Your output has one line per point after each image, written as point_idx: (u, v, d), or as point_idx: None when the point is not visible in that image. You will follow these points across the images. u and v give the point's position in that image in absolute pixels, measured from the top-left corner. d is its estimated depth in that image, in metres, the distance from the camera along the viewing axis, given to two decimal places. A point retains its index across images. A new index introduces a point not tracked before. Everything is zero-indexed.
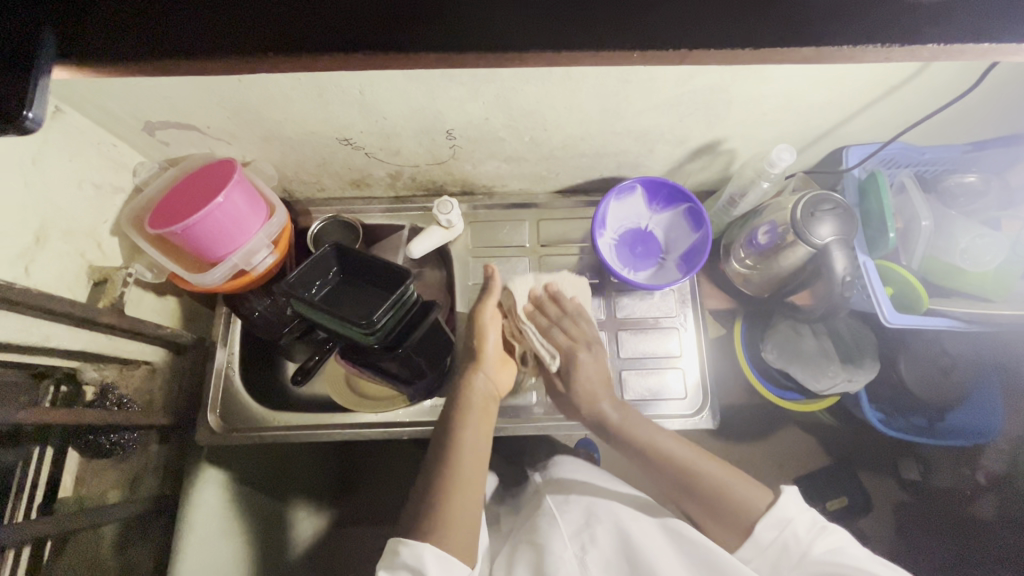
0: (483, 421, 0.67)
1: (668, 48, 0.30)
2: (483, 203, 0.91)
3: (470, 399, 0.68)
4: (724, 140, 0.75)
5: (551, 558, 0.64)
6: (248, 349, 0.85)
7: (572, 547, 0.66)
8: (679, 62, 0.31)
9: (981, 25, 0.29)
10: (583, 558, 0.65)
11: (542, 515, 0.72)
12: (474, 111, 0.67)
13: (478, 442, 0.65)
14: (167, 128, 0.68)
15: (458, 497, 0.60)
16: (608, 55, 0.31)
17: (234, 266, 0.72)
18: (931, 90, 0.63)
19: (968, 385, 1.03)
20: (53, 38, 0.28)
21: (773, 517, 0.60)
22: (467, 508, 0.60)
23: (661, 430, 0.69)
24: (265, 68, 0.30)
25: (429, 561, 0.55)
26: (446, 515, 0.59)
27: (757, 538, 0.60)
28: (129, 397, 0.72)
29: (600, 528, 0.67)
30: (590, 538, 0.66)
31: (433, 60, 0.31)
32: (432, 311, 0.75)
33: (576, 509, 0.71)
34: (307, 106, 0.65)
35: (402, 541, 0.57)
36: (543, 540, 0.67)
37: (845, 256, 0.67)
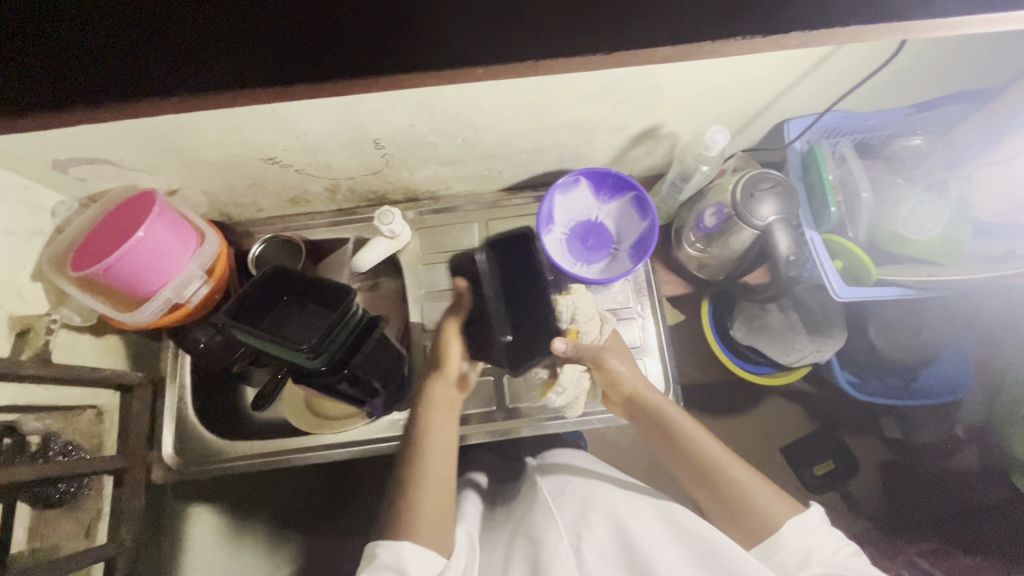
0: (445, 416, 0.72)
1: None
2: (429, 208, 0.89)
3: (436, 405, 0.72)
4: (662, 124, 0.73)
5: (546, 550, 0.62)
6: (200, 381, 0.83)
7: (568, 537, 0.64)
8: None
9: None
10: (579, 545, 0.62)
11: (540, 506, 0.71)
12: (397, 119, 0.65)
13: (441, 445, 0.69)
14: (78, 164, 0.65)
15: (435, 490, 0.65)
16: None
17: (168, 300, 0.70)
18: (861, 58, 0.62)
19: (935, 342, 1.04)
20: None
21: (801, 523, 0.61)
22: (441, 495, 0.65)
23: (724, 458, 0.68)
24: None
25: (405, 555, 0.59)
26: (420, 495, 0.65)
27: (781, 544, 0.60)
28: (74, 445, 0.69)
29: (596, 517, 0.66)
30: (585, 526, 0.65)
31: None
32: (378, 326, 0.74)
33: (572, 499, 0.70)
34: (220, 129, 0.62)
35: (376, 545, 0.62)
36: (538, 532, 0.65)
37: (788, 236, 0.66)
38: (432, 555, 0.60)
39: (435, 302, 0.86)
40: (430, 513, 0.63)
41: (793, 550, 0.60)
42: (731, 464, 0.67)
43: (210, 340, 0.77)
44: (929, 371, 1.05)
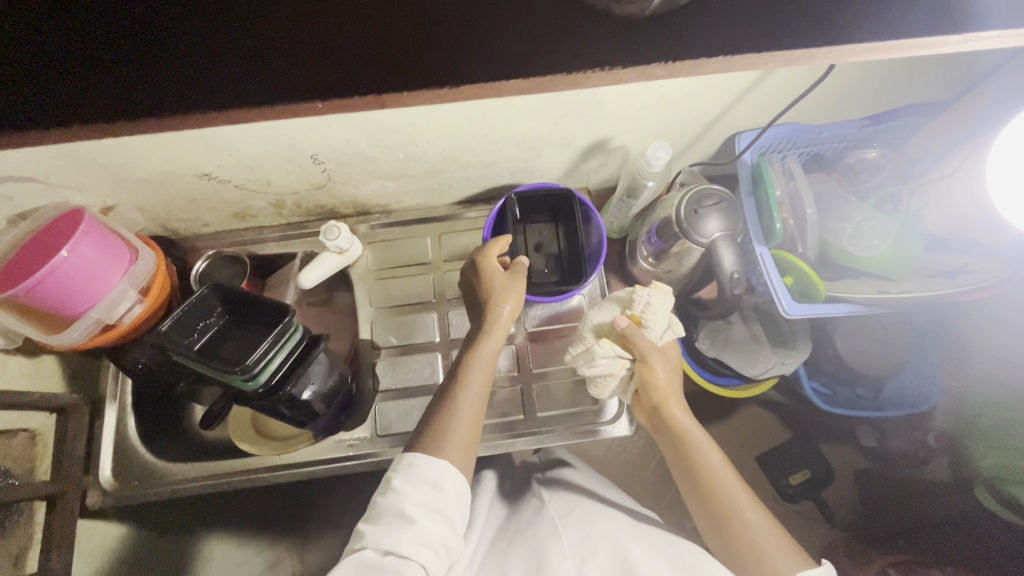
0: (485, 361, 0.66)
1: None
2: (380, 222, 0.87)
3: (484, 348, 0.67)
4: (609, 138, 0.72)
5: (549, 567, 0.61)
6: (143, 400, 0.80)
7: (571, 557, 0.62)
8: None
9: None
10: (583, 569, 0.61)
11: (544, 522, 0.68)
12: (332, 135, 0.63)
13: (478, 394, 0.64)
14: (2, 183, 0.63)
15: (462, 426, 0.61)
16: None
17: (98, 321, 0.68)
18: (801, 73, 0.60)
19: (898, 351, 1.04)
20: None
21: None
22: (468, 435, 0.61)
23: (743, 493, 0.63)
24: None
25: (445, 479, 0.56)
26: (454, 429, 0.60)
27: None
28: (3, 471, 0.66)
29: (600, 542, 0.64)
30: (589, 551, 0.63)
31: None
32: (318, 346, 0.71)
33: (579, 519, 0.68)
34: (145, 145, 0.60)
35: (416, 455, 0.58)
36: (543, 547, 0.64)
37: (733, 252, 0.65)
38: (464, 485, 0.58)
39: (388, 318, 0.84)
40: (457, 444, 0.59)
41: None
42: (745, 502, 0.62)
43: (147, 358, 0.75)
44: (895, 383, 1.04)
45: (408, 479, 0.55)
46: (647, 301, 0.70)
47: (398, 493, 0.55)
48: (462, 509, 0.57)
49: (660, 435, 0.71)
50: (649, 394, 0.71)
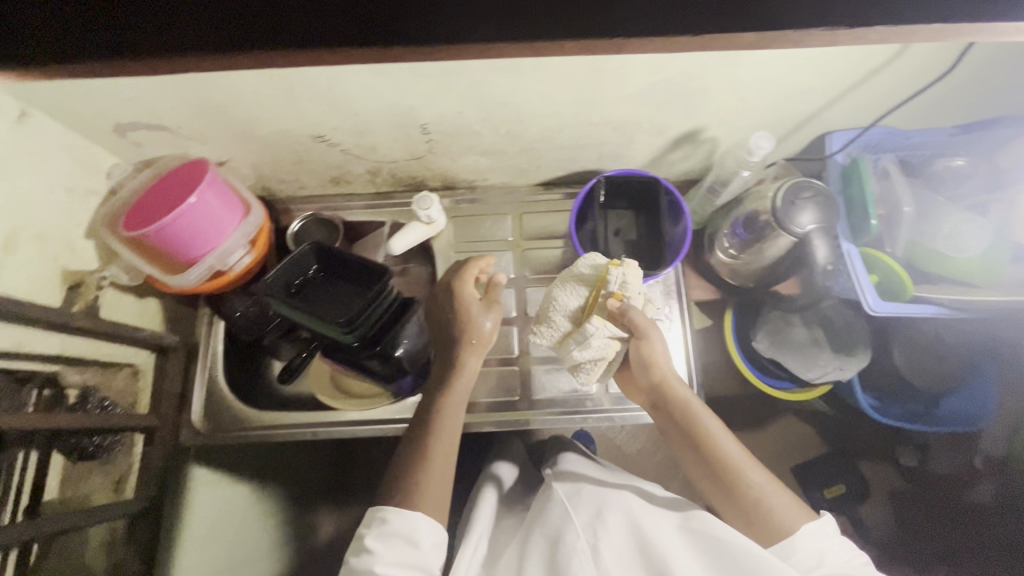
0: (457, 402, 0.67)
1: None
2: (465, 198, 0.90)
3: (456, 381, 0.68)
4: (704, 128, 0.74)
5: (564, 549, 0.62)
6: (234, 348, 0.85)
7: (585, 535, 0.64)
8: None
9: None
10: (597, 545, 0.62)
11: (556, 507, 0.70)
12: (447, 105, 0.66)
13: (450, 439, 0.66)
14: (138, 129, 0.68)
15: (438, 469, 0.63)
16: None
17: (211, 267, 0.72)
18: (912, 73, 0.62)
19: (953, 369, 1.02)
20: None
21: (814, 530, 0.60)
22: (441, 479, 0.63)
23: (746, 459, 0.65)
24: None
25: (420, 526, 0.59)
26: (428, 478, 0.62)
27: (793, 549, 0.59)
28: (111, 401, 0.71)
29: (612, 517, 0.65)
30: (602, 526, 0.64)
31: None
32: (411, 307, 0.75)
33: (588, 501, 0.69)
34: (277, 103, 0.64)
35: (389, 510, 0.60)
36: (555, 531, 0.66)
37: (825, 245, 0.66)
38: (440, 531, 0.61)
39: None
40: (435, 494, 0.62)
41: (805, 555, 0.59)
42: (747, 467, 0.64)
43: (244, 308, 0.79)
44: (952, 401, 1.02)
45: (381, 536, 0.59)
46: (622, 277, 0.68)
47: (373, 553, 0.58)
48: (439, 557, 0.61)
49: (658, 415, 0.71)
50: (652, 371, 0.69)
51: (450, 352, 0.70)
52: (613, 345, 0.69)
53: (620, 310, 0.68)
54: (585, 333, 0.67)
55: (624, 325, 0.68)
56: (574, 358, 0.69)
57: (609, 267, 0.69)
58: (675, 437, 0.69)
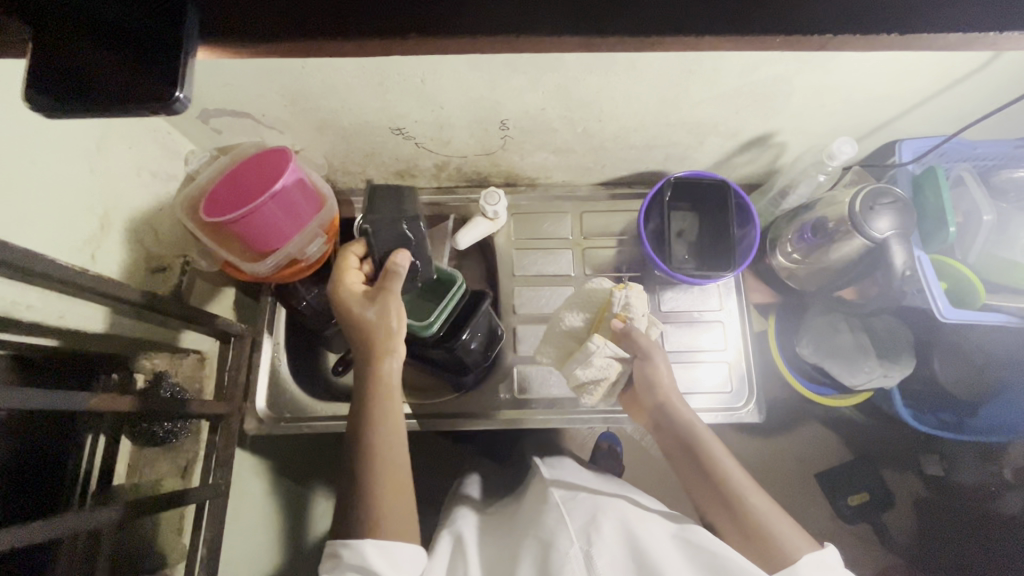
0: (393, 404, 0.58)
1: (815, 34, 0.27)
2: (525, 195, 0.90)
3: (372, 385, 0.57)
4: (777, 132, 0.75)
5: (557, 554, 0.61)
6: (294, 336, 0.86)
7: (579, 542, 0.62)
8: (820, 49, 0.28)
9: None
10: (590, 552, 0.61)
11: (549, 510, 0.69)
12: (532, 102, 0.67)
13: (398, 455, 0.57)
14: (222, 116, 0.68)
15: (394, 476, 0.57)
16: (752, 42, 0.28)
17: (288, 255, 0.72)
18: (998, 83, 0.63)
19: (996, 377, 1.02)
20: (197, 12, 0.25)
21: (817, 558, 0.57)
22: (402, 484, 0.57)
23: (748, 482, 0.65)
24: (370, 51, 0.28)
25: (369, 553, 0.53)
26: (385, 494, 0.55)
27: None
28: (180, 386, 0.72)
29: (607, 523, 0.65)
30: (596, 531, 0.64)
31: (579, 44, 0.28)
32: (483, 301, 0.75)
33: (583, 507, 0.69)
34: (366, 94, 0.65)
35: (342, 543, 0.54)
36: (549, 535, 0.65)
37: (903, 250, 0.67)
38: (394, 549, 0.54)
39: (522, 286, 0.88)
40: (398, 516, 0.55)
41: None
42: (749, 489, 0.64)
43: (312, 299, 0.80)
44: (988, 409, 1.03)
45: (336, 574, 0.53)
46: (626, 298, 0.72)
47: None
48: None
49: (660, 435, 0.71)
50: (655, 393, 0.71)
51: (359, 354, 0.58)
52: (614, 365, 0.71)
53: (624, 330, 0.71)
54: (588, 351, 0.69)
55: (628, 347, 0.71)
56: (578, 377, 0.71)
57: (614, 288, 0.72)
58: (678, 457, 0.69)
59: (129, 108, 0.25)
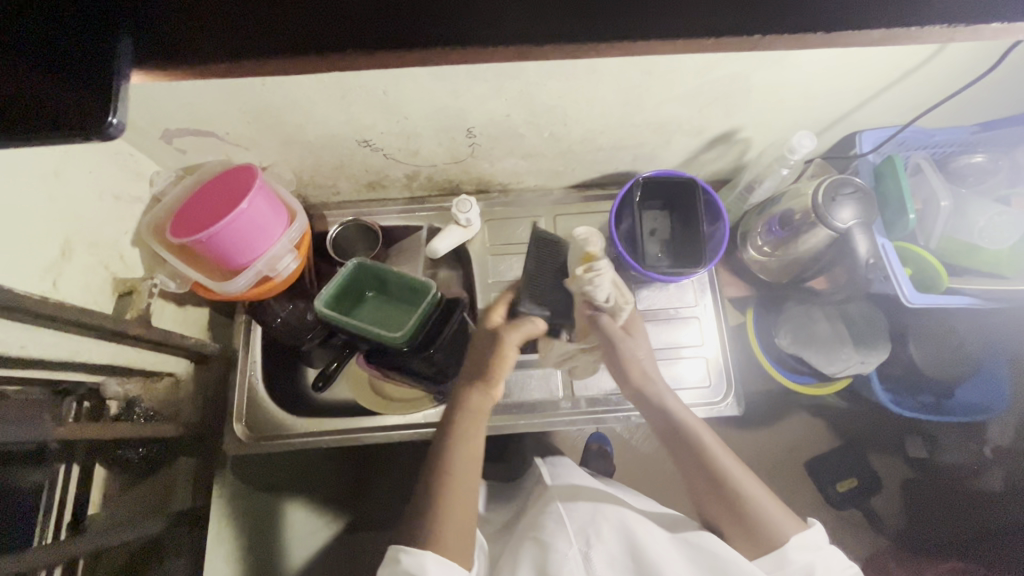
0: (472, 434, 0.64)
1: (744, 35, 0.28)
2: (498, 201, 0.91)
3: (464, 414, 0.66)
4: (741, 128, 0.76)
5: (556, 556, 0.63)
6: (272, 353, 0.85)
7: (577, 543, 0.65)
8: (753, 49, 0.29)
9: None
10: (589, 553, 0.64)
11: (549, 511, 0.71)
12: (496, 108, 0.67)
13: (470, 470, 0.63)
14: (185, 135, 0.67)
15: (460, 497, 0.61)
16: (686, 45, 0.29)
17: (259, 273, 0.71)
18: (948, 73, 0.64)
19: (969, 358, 1.05)
20: (129, 38, 0.25)
21: (805, 541, 0.60)
22: (466, 504, 0.61)
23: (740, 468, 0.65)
24: (301, 68, 0.27)
25: (430, 566, 0.56)
26: (448, 511, 0.60)
27: (788, 562, 0.59)
28: (155, 410, 0.72)
29: (605, 524, 0.67)
30: (595, 533, 0.66)
31: (514, 53, 0.29)
32: (456, 308, 0.75)
33: (582, 507, 0.70)
34: (330, 108, 0.64)
35: (402, 549, 0.58)
36: (547, 537, 0.66)
37: (865, 238, 0.69)
38: (453, 568, 0.57)
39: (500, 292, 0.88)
40: (455, 534, 0.59)
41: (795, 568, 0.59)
42: (741, 477, 0.64)
43: (287, 314, 0.80)
44: (966, 390, 1.05)
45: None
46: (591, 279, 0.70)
47: None
48: None
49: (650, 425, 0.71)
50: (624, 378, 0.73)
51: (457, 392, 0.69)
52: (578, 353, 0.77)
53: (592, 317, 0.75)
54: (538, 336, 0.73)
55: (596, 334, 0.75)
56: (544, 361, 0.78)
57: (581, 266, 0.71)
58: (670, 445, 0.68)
59: (64, 137, 0.25)
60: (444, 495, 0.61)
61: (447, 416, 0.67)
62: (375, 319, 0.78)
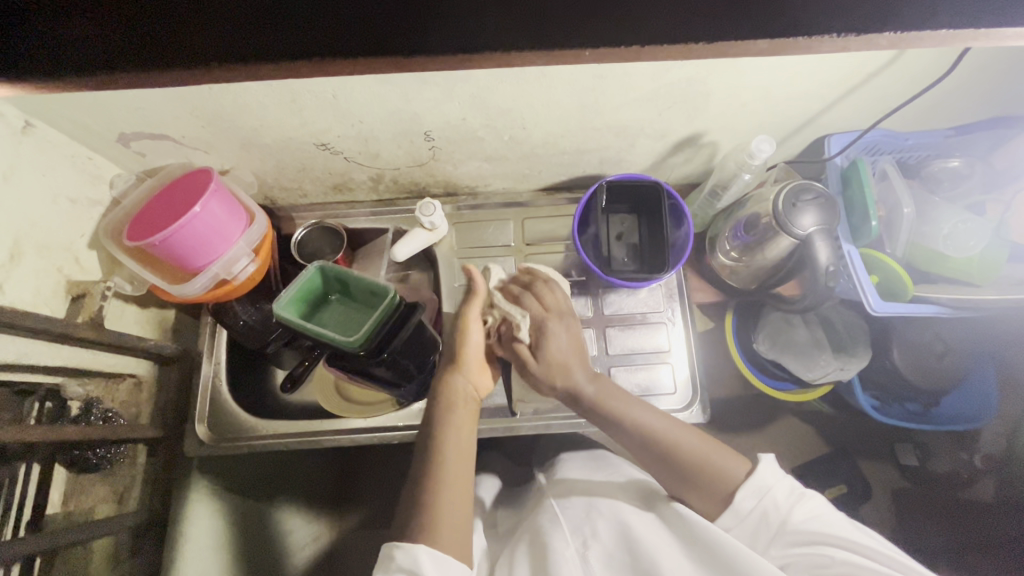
0: (463, 420, 0.65)
1: (618, 45, 0.33)
2: (466, 204, 0.90)
3: (449, 399, 0.67)
4: (705, 132, 0.75)
5: (552, 554, 0.62)
6: (236, 355, 0.85)
7: (574, 543, 0.64)
8: (634, 59, 0.34)
9: (929, 13, 0.32)
10: (585, 553, 0.63)
11: (545, 512, 0.71)
12: (451, 112, 0.67)
13: (460, 443, 0.63)
14: (142, 139, 0.68)
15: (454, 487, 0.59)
16: (564, 54, 0.33)
17: (216, 276, 0.72)
18: (910, 77, 0.63)
19: (956, 367, 1.00)
20: None
21: (751, 485, 0.59)
22: (460, 489, 0.60)
23: (668, 423, 0.65)
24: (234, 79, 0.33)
25: (424, 561, 0.53)
26: (444, 503, 0.58)
27: (736, 506, 0.59)
28: (114, 411, 0.71)
29: (602, 523, 0.66)
30: (591, 533, 0.65)
31: (399, 65, 0.33)
32: (416, 312, 0.73)
33: (577, 504, 0.70)
34: (281, 111, 0.64)
35: (395, 547, 0.55)
36: (543, 536, 0.65)
37: (827, 246, 0.67)
38: (451, 564, 0.54)
39: (467, 295, 0.87)
40: (451, 522, 0.57)
41: (750, 505, 0.59)
42: (671, 433, 0.64)
43: (250, 317, 0.79)
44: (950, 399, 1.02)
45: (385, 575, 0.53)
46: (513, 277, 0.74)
47: None
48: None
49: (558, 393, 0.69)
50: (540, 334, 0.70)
51: (438, 376, 0.70)
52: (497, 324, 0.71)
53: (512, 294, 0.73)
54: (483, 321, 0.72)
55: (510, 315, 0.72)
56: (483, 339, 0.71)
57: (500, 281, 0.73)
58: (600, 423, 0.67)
59: None
60: (439, 488, 0.59)
61: (432, 405, 0.67)
62: (335, 321, 0.76)
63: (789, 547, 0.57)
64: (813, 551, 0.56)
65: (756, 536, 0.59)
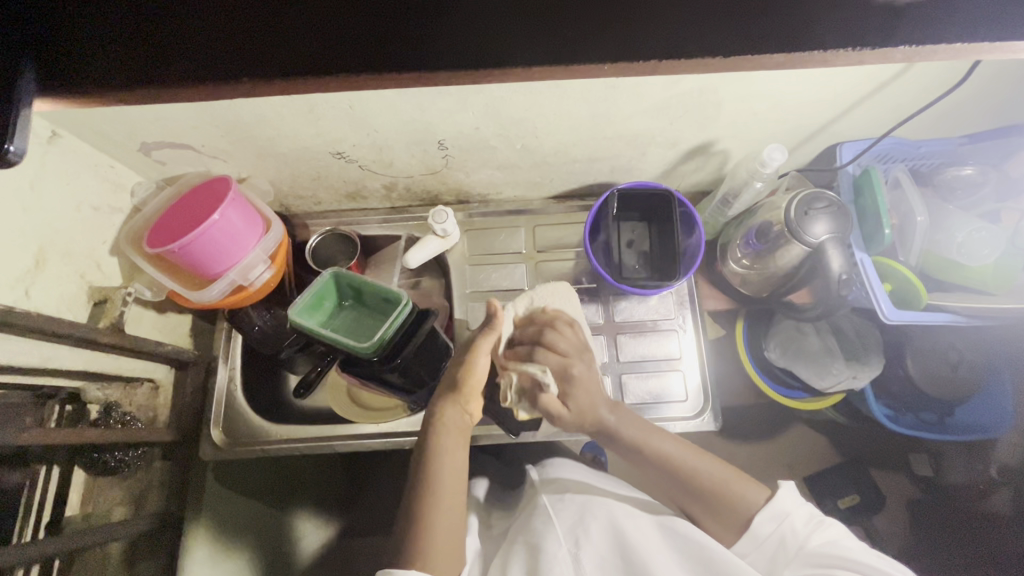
0: (458, 450, 0.64)
1: (641, 59, 0.34)
2: (478, 211, 0.91)
3: (447, 427, 0.65)
4: (716, 141, 0.75)
5: (546, 557, 0.62)
6: (250, 360, 0.86)
7: (567, 544, 0.63)
8: (653, 71, 0.35)
9: (928, 28, 0.32)
10: (578, 554, 0.62)
11: (537, 514, 0.69)
12: (465, 121, 0.68)
13: (454, 470, 0.62)
14: (163, 148, 0.69)
15: (443, 523, 0.59)
16: (585, 69, 0.34)
17: (233, 282, 0.73)
18: (922, 87, 0.63)
19: (971, 375, 0.99)
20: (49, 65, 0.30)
21: (771, 511, 0.60)
22: (449, 525, 0.59)
23: (689, 448, 0.65)
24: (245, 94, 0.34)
25: None
26: (433, 534, 0.58)
27: (756, 533, 0.60)
28: (132, 414, 0.72)
29: (594, 524, 0.65)
30: (584, 534, 0.64)
31: (418, 78, 0.33)
32: (429, 318, 0.74)
33: (571, 505, 0.69)
34: (299, 122, 0.66)
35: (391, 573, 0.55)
36: (538, 538, 0.65)
37: (840, 254, 0.67)
38: None
39: (478, 302, 0.88)
40: (444, 552, 0.57)
41: (767, 532, 0.60)
42: (694, 460, 0.64)
43: (265, 322, 0.80)
44: (969, 408, 1.01)
45: None
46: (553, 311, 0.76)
47: None
48: None
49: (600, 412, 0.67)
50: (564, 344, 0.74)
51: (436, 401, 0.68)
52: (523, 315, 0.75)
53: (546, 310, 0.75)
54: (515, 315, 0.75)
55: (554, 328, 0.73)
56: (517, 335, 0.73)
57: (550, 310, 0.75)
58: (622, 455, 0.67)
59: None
60: (429, 525, 0.58)
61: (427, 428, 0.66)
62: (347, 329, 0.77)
63: (800, 567, 0.58)
64: (821, 571, 0.57)
65: (768, 556, 0.60)
